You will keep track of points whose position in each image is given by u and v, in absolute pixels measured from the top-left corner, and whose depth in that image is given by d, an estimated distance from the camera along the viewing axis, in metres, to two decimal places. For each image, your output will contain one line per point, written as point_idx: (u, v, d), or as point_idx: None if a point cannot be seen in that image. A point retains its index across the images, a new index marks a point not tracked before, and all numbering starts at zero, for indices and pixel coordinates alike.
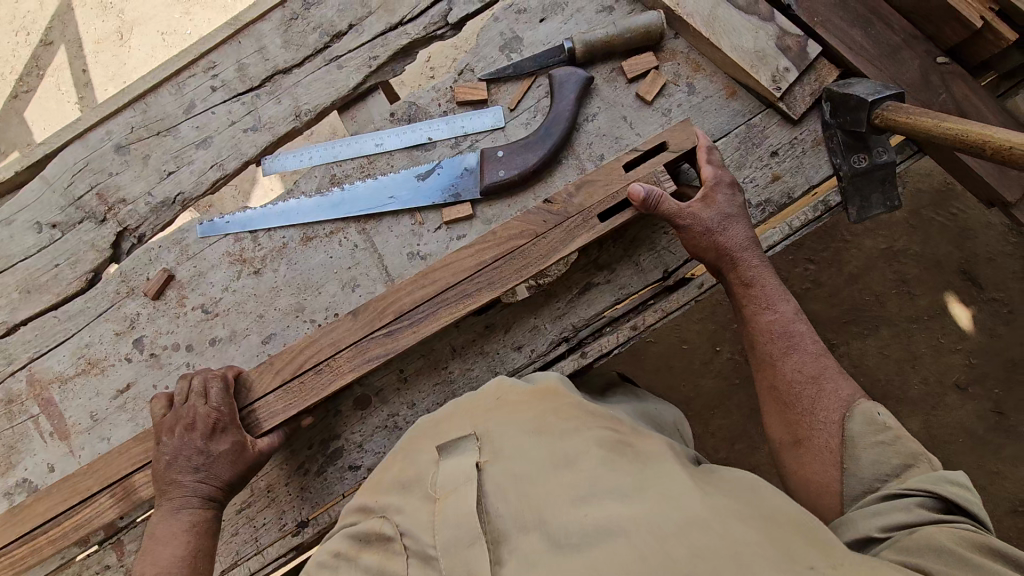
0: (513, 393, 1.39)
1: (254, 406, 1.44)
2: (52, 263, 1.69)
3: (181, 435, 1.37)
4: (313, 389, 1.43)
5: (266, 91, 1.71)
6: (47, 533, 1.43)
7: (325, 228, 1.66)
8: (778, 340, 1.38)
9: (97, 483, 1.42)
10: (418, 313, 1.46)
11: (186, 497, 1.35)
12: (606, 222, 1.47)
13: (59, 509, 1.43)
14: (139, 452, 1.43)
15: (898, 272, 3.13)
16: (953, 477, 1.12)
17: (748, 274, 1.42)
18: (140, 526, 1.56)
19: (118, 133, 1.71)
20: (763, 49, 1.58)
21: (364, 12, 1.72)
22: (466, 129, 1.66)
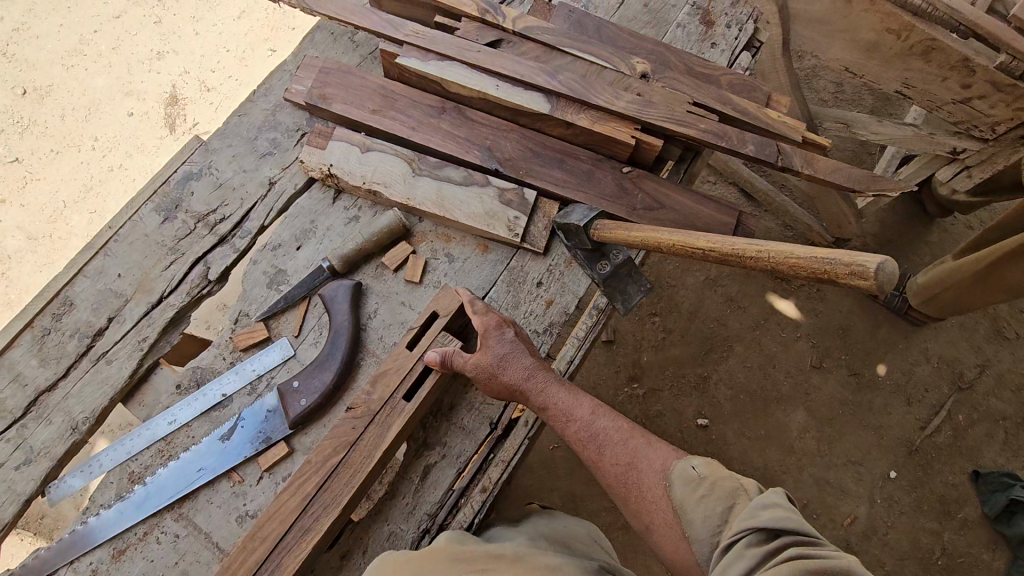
0: (396, 564, 1.39)
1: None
2: None
3: None
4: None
5: (32, 417, 1.61)
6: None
7: (137, 532, 1.53)
8: (589, 444, 1.35)
9: None
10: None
11: None
12: (412, 399, 1.56)
13: None
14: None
15: (725, 294, 3.54)
16: (767, 501, 1.09)
17: (539, 399, 1.42)
18: None
19: None
20: (491, 209, 1.84)
21: (121, 301, 1.73)
22: (257, 371, 1.67)
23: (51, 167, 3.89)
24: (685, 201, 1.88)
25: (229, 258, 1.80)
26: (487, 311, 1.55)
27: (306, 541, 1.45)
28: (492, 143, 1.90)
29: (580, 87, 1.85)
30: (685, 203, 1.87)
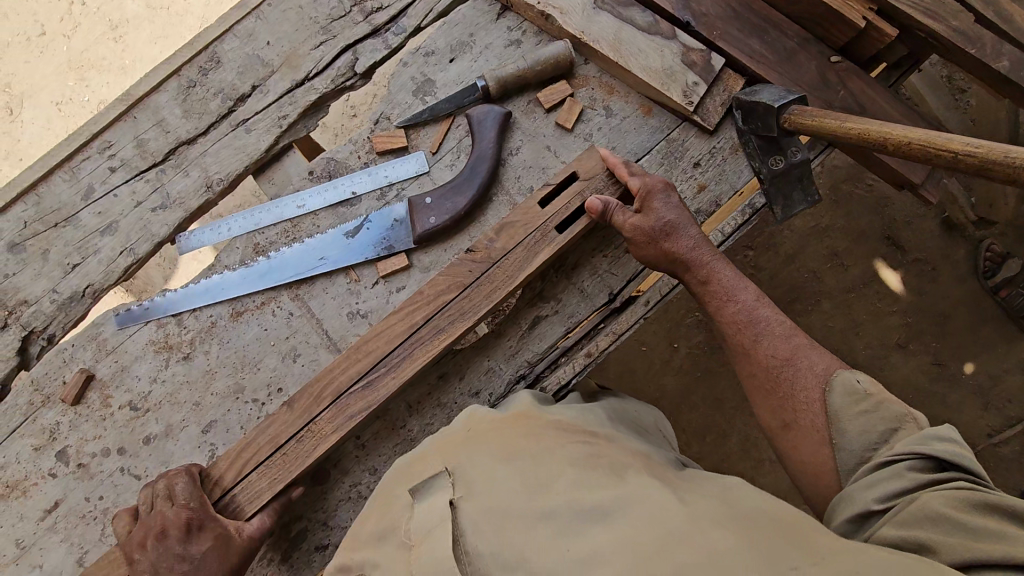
0: (484, 422, 1.24)
1: (232, 492, 1.33)
2: None
3: (153, 546, 1.22)
4: (295, 460, 1.33)
5: (171, 166, 1.62)
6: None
7: (255, 302, 1.57)
8: (747, 329, 1.35)
9: None
10: (359, 386, 1.37)
11: None
12: (564, 232, 1.46)
13: None
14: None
15: None
16: (938, 433, 1.08)
17: (702, 272, 1.41)
18: None
19: (11, 230, 1.58)
20: (670, 67, 1.60)
21: (267, 72, 1.66)
22: (390, 178, 1.61)
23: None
24: (891, 111, 1.61)
25: (378, 54, 1.67)
26: (647, 175, 1.46)
27: (423, 355, 1.39)
28: None
29: None
30: (891, 114, 1.61)
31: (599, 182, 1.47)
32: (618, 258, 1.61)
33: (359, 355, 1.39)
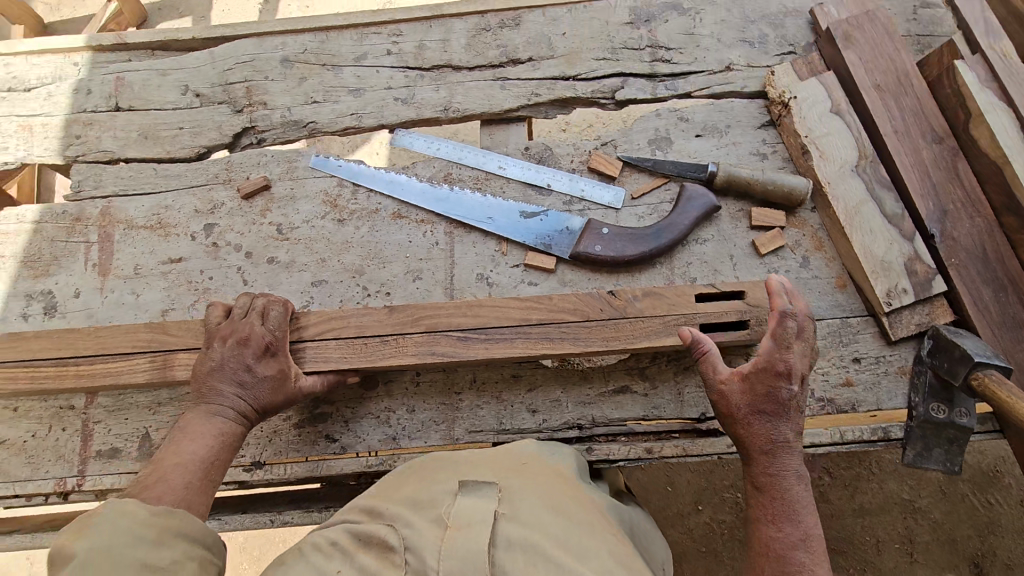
0: (539, 463, 1.27)
1: (304, 345, 1.41)
2: (178, 125, 1.82)
3: (232, 346, 1.32)
4: (371, 353, 1.40)
5: (430, 77, 1.82)
6: (39, 369, 1.41)
7: (417, 216, 1.71)
8: (773, 560, 1.19)
9: (96, 345, 1.41)
10: (452, 337, 1.42)
11: (223, 406, 1.29)
12: (706, 336, 1.42)
13: (55, 355, 1.41)
14: (141, 337, 1.41)
15: None
16: None
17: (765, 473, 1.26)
18: (122, 395, 1.58)
19: (291, 50, 1.86)
20: (889, 261, 1.54)
21: (547, 54, 1.81)
22: (584, 194, 1.69)
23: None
24: None
25: (640, 96, 1.76)
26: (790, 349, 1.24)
27: (521, 347, 1.41)
28: (952, 212, 1.57)
29: None
30: None
31: (767, 314, 1.42)
32: None
33: (468, 311, 1.44)
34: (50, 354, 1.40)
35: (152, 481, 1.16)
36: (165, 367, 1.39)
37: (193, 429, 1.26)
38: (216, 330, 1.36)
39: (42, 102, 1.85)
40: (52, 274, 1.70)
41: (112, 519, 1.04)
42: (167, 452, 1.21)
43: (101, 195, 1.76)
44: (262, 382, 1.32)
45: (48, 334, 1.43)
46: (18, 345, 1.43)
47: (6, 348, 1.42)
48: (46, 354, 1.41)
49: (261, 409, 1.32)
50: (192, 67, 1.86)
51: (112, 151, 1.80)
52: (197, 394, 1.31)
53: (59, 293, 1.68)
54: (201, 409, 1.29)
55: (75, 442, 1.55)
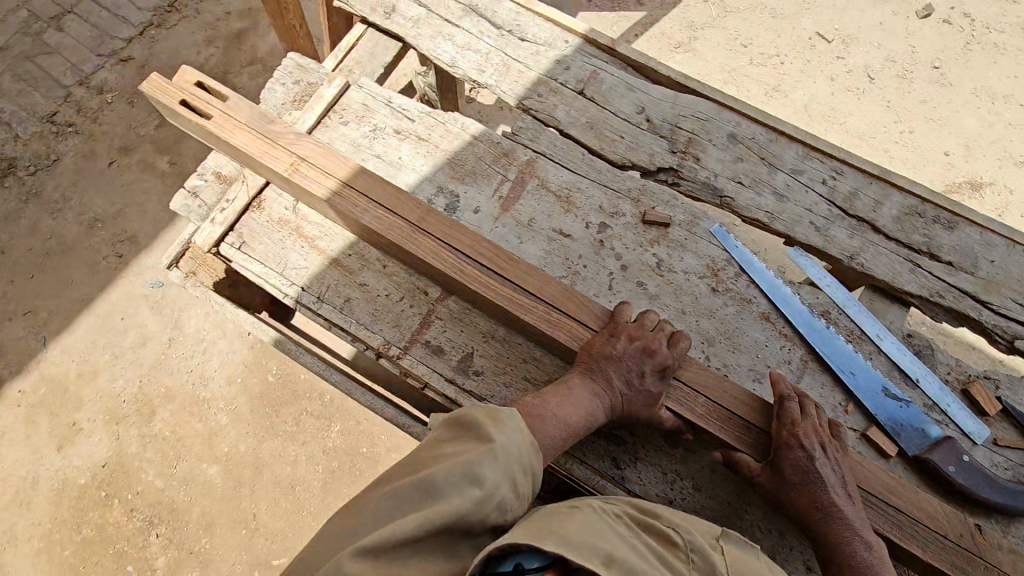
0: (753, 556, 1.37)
1: (680, 382, 1.50)
2: (620, 134, 1.96)
3: (636, 353, 1.46)
4: (735, 428, 1.46)
5: (850, 222, 1.85)
6: (458, 262, 1.56)
7: (782, 328, 1.74)
8: None
9: (514, 273, 1.56)
10: None
11: (602, 392, 1.44)
12: None
13: (475, 258, 1.56)
14: (549, 290, 1.56)
15: None
16: None
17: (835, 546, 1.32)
18: (469, 310, 1.76)
19: (742, 130, 1.97)
20: None
21: (966, 268, 1.80)
22: (948, 409, 1.64)
23: (852, 109, 4.24)
24: None
25: None
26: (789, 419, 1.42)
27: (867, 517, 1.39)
28: None
29: None
30: None
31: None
32: None
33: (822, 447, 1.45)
34: (477, 255, 1.57)
35: (540, 415, 1.37)
36: (555, 326, 1.52)
37: (576, 392, 1.42)
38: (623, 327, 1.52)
39: (529, 56, 2.05)
40: (465, 185, 1.90)
41: (514, 428, 1.27)
42: (553, 401, 1.40)
43: (531, 148, 1.96)
44: (641, 393, 1.45)
45: (478, 240, 1.59)
46: (452, 231, 1.60)
47: (443, 230, 1.60)
48: (470, 255, 1.57)
49: (627, 410, 1.46)
50: (656, 96, 2.00)
51: (557, 119, 1.98)
52: (587, 367, 1.48)
53: (461, 202, 1.88)
54: (586, 380, 1.45)
55: (413, 322, 1.74)
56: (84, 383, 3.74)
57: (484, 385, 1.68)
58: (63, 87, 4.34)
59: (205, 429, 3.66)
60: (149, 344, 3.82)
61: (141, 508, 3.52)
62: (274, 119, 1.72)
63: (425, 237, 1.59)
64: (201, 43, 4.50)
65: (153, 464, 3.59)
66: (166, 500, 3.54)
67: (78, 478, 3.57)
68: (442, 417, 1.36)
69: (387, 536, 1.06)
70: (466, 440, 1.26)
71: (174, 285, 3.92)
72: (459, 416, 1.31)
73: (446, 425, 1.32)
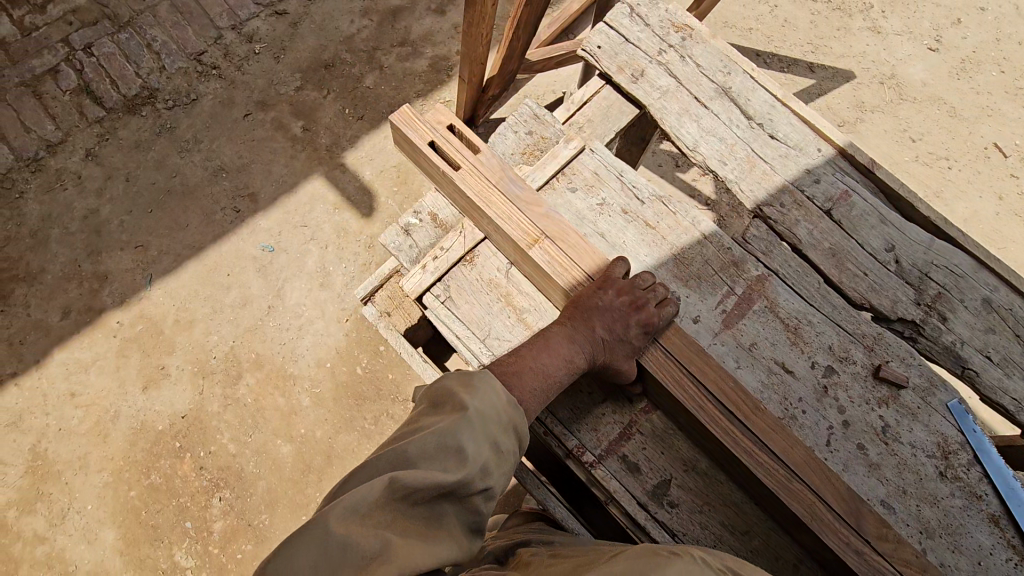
0: None
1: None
2: (864, 271, 1.82)
3: (619, 301, 1.49)
4: None
5: None
6: (702, 397, 1.50)
7: (1012, 538, 1.57)
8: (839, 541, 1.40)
9: (748, 419, 1.48)
10: None
11: (581, 345, 1.47)
12: None
13: (714, 394, 1.50)
14: (794, 453, 1.47)
15: None
16: None
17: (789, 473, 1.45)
18: (669, 434, 1.63)
19: (998, 298, 1.80)
20: None
21: None
22: None
23: (1016, 237, 3.87)
24: None
25: None
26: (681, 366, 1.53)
27: None
28: None
29: None
30: None
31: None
32: None
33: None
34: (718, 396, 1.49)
35: (518, 371, 1.40)
36: (794, 493, 1.43)
37: (554, 342, 1.46)
38: (607, 278, 1.55)
39: (777, 157, 1.95)
40: (687, 287, 1.76)
41: (489, 392, 1.29)
42: (532, 354, 1.44)
43: (763, 263, 1.83)
44: (624, 341, 1.48)
45: (724, 377, 1.52)
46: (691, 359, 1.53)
47: (690, 355, 1.54)
48: (715, 390, 1.50)
49: (609, 359, 1.47)
50: (908, 237, 1.86)
51: (799, 238, 1.86)
52: (572, 317, 1.51)
53: (681, 306, 1.74)
54: (566, 330, 1.48)
55: (612, 431, 1.62)
56: (179, 329, 3.67)
57: (678, 520, 1.54)
58: (215, 28, 4.31)
59: (286, 406, 3.54)
60: (249, 306, 3.73)
61: (209, 468, 3.42)
62: (523, 183, 1.68)
63: (670, 357, 1.54)
64: (356, 11, 4.42)
65: (231, 429, 3.48)
66: (235, 467, 3.43)
67: (157, 424, 3.49)
68: (423, 394, 1.37)
69: (380, 494, 1.11)
70: (442, 412, 1.26)
71: (285, 253, 3.85)
72: (436, 394, 1.32)
73: (425, 401, 1.34)
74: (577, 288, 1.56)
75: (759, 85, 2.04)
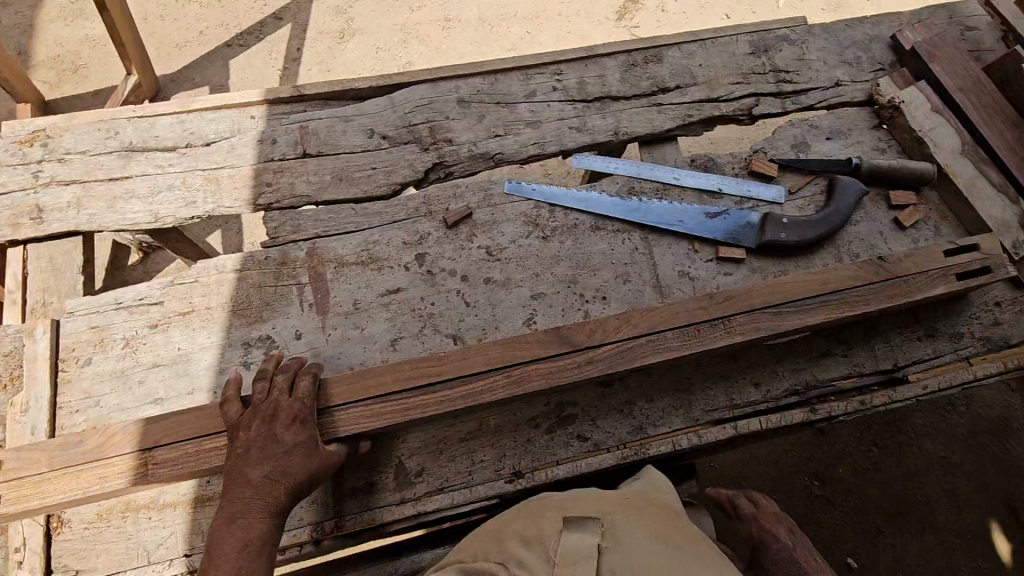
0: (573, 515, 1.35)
1: (595, 349, 1.49)
2: (371, 166, 1.84)
3: (260, 425, 1.31)
4: (638, 353, 1.49)
5: (595, 107, 2.00)
6: (401, 402, 1.41)
7: (614, 226, 1.86)
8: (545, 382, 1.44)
9: (413, 376, 1.43)
10: (696, 328, 1.54)
11: (252, 500, 1.24)
12: (916, 286, 1.65)
13: (367, 395, 1.41)
14: (493, 355, 1.46)
15: (950, 484, 3.82)
16: None
17: (470, 381, 1.43)
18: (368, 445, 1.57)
19: (465, 90, 1.97)
20: (1007, 220, 1.89)
21: (691, 82, 2.07)
22: (752, 193, 1.93)
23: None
24: None
25: (773, 111, 2.07)
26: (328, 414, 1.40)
27: (784, 325, 1.56)
28: None
29: None
30: None
31: (1001, 258, 1.71)
32: (911, 340, 1.83)
33: (721, 303, 1.57)
34: (372, 392, 1.41)
35: None
36: (521, 382, 1.44)
37: (224, 526, 1.21)
38: (236, 417, 1.34)
39: (228, 155, 1.80)
40: (267, 320, 1.66)
41: None
42: (206, 565, 1.17)
43: (302, 238, 1.75)
44: (289, 452, 1.29)
45: (398, 367, 1.44)
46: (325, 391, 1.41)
47: (361, 387, 1.41)
48: (403, 386, 1.42)
49: (292, 482, 1.27)
50: (374, 112, 1.90)
51: (307, 195, 1.79)
52: (229, 483, 1.27)
53: (278, 337, 1.65)
54: (229, 502, 1.24)
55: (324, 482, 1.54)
56: None
57: (434, 478, 1.56)
58: None
59: None
60: None
61: None
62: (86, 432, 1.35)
63: (348, 406, 1.40)
64: None
65: None
66: None
67: None
68: None
69: None
70: None
71: None
72: None
73: None
74: (217, 456, 1.33)
75: (153, 116, 1.81)
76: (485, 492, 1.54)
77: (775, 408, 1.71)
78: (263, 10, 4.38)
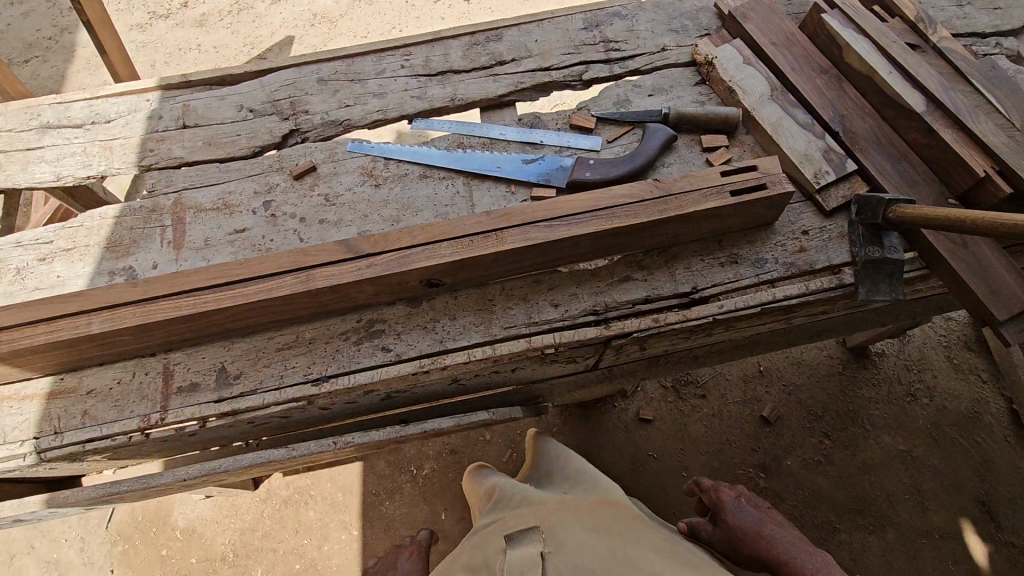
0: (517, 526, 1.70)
1: (373, 258, 1.72)
2: (236, 133, 2.19)
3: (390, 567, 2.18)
4: (411, 259, 1.71)
5: (437, 80, 2.29)
6: (205, 296, 1.68)
7: (441, 174, 2.10)
8: (326, 282, 1.68)
9: (217, 276, 1.71)
10: (469, 239, 1.75)
11: None
12: (690, 203, 1.79)
13: (174, 292, 1.69)
14: (287, 261, 1.73)
15: (912, 479, 3.39)
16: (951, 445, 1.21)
17: (262, 280, 1.69)
18: (200, 351, 1.84)
19: (325, 71, 2.30)
20: (810, 152, 1.97)
21: (526, 55, 2.32)
22: (571, 144, 2.12)
23: None
24: (995, 264, 1.81)
25: (601, 74, 2.27)
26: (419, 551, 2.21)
27: (553, 235, 1.74)
28: (847, 113, 2.03)
29: (963, 110, 1.91)
30: (996, 269, 1.80)
31: (777, 177, 1.82)
32: (712, 266, 1.92)
33: (498, 219, 1.78)
34: (179, 290, 1.69)
35: None
36: (307, 281, 1.68)
37: None
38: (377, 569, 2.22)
39: (122, 129, 2.20)
40: (132, 254, 1.98)
41: None
42: None
43: (172, 190, 2.09)
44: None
45: (209, 270, 1.72)
46: (146, 289, 1.70)
47: (175, 285, 1.70)
48: (209, 284, 1.69)
49: None
50: (245, 92, 2.27)
51: (181, 157, 2.15)
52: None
53: (138, 267, 1.96)
54: None
55: (157, 382, 1.80)
56: None
57: (249, 381, 1.78)
58: None
59: None
60: None
61: None
62: None
63: (161, 299, 1.68)
64: None
65: None
66: None
67: None
68: None
69: None
70: None
71: None
72: None
73: None
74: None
75: (68, 102, 2.24)
76: (291, 393, 1.74)
77: (570, 325, 1.83)
78: (251, 53, 5.03)
